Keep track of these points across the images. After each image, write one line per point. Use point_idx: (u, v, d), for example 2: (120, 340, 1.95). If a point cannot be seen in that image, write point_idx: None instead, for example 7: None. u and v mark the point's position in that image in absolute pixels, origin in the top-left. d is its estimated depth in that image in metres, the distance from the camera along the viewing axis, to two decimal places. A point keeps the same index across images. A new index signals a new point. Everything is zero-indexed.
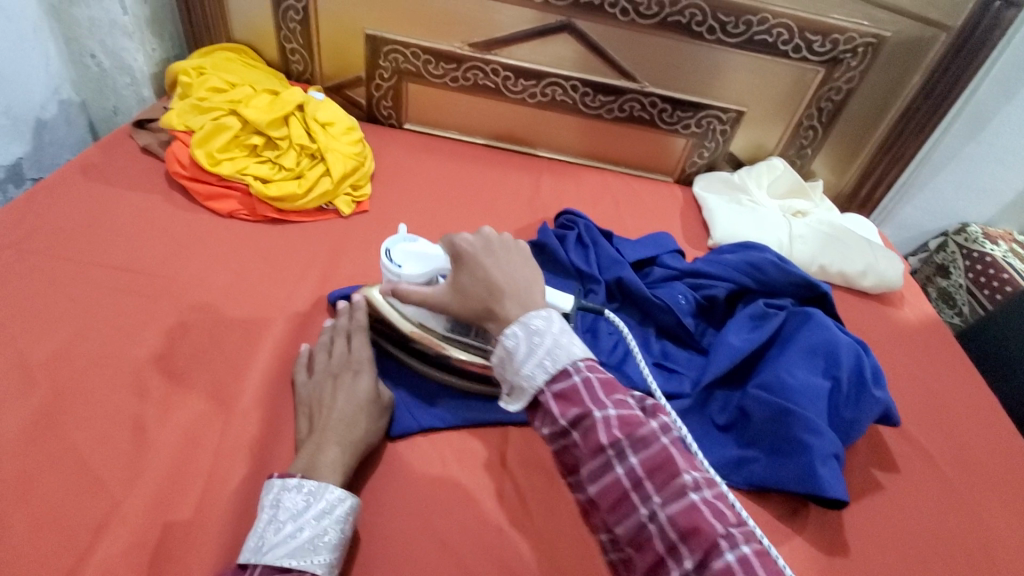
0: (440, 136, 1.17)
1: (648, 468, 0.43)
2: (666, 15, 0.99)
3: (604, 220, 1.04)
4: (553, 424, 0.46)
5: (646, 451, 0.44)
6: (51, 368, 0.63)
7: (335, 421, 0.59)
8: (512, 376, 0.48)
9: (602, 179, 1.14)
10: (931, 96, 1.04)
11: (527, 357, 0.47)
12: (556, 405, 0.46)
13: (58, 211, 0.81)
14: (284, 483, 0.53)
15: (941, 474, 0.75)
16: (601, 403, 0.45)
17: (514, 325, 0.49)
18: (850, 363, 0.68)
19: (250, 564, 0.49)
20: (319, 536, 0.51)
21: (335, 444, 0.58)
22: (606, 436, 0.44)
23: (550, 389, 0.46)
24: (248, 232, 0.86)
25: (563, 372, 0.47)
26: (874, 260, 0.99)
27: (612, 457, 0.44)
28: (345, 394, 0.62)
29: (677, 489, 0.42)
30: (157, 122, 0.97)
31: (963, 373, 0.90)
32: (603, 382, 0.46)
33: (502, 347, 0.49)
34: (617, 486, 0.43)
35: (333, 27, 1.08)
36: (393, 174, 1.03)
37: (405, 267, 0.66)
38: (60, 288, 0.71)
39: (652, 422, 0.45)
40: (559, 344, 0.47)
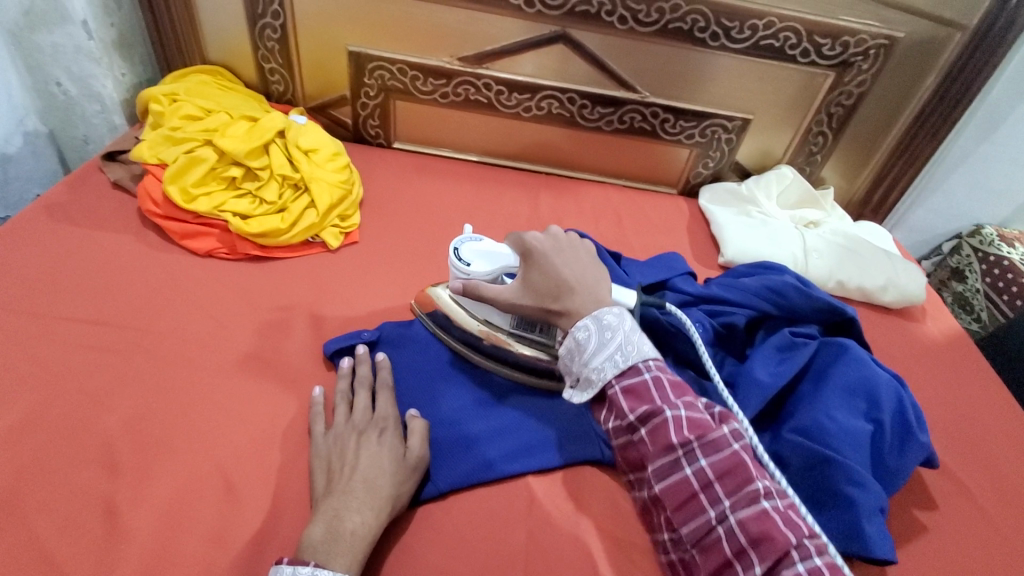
0: (431, 155, 1.11)
1: (717, 470, 0.49)
2: (667, 22, 0.94)
3: (608, 240, 0.98)
4: (622, 419, 0.54)
5: (715, 455, 0.50)
6: (9, 444, 0.57)
7: (359, 483, 0.54)
8: (581, 367, 0.57)
9: (603, 195, 1.09)
10: (945, 99, 1.00)
11: (600, 351, 0.56)
12: (627, 402, 0.54)
13: (19, 260, 0.75)
14: (296, 570, 0.46)
15: (983, 510, 0.70)
16: (670, 404, 0.52)
17: (586, 319, 0.57)
18: (890, 403, 0.63)
19: None
20: None
21: (355, 509, 0.52)
22: (676, 439, 0.51)
23: (619, 383, 0.55)
24: (229, 273, 0.79)
25: (633, 370, 0.55)
26: (894, 274, 0.93)
27: (682, 456, 0.51)
28: (369, 454, 0.57)
29: (711, 445, 0.50)
30: (128, 153, 0.91)
31: (994, 392, 0.85)
32: (671, 385, 0.54)
33: (574, 339, 0.57)
34: (685, 484, 0.50)
35: (313, 45, 1.02)
36: (383, 200, 0.97)
37: (475, 265, 0.66)
38: (22, 346, 0.65)
39: (668, 386, 0.54)
40: (629, 342, 0.56)
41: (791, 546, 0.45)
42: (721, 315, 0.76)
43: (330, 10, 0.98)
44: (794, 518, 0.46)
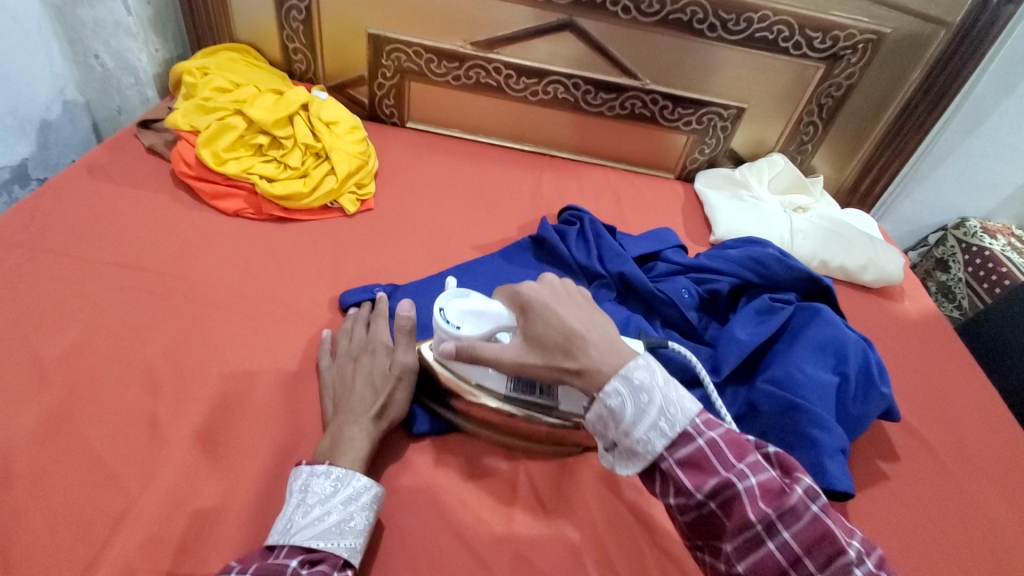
0: (441, 134, 1.18)
1: (803, 543, 0.44)
2: (667, 12, 1.00)
3: (606, 217, 1.05)
4: (688, 498, 0.47)
5: (797, 524, 0.45)
6: (63, 366, 0.64)
7: (356, 402, 0.61)
8: (620, 436, 0.49)
9: (604, 176, 1.15)
10: (929, 92, 1.05)
11: (639, 420, 0.48)
12: (687, 477, 0.47)
13: (65, 212, 0.82)
14: (312, 470, 0.55)
15: (942, 466, 0.76)
16: (737, 472, 0.46)
17: (616, 381, 0.50)
18: (856, 359, 0.70)
19: (278, 544, 0.50)
20: (346, 521, 0.52)
21: (356, 423, 0.59)
22: (754, 515, 0.45)
23: (671, 455, 0.48)
24: (254, 231, 0.86)
25: (684, 436, 0.48)
26: (875, 255, 0.99)
27: (762, 533, 0.45)
28: (365, 376, 0.64)
29: (791, 514, 0.45)
30: (162, 121, 0.98)
31: (962, 366, 0.91)
32: (728, 444, 0.48)
33: (607, 406, 0.50)
34: (770, 564, 0.45)
35: (335, 26, 1.09)
36: (396, 173, 1.04)
37: (465, 327, 0.60)
38: (71, 287, 0.72)
39: (725, 446, 0.48)
40: (669, 401, 0.49)
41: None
42: (707, 283, 0.83)
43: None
44: None
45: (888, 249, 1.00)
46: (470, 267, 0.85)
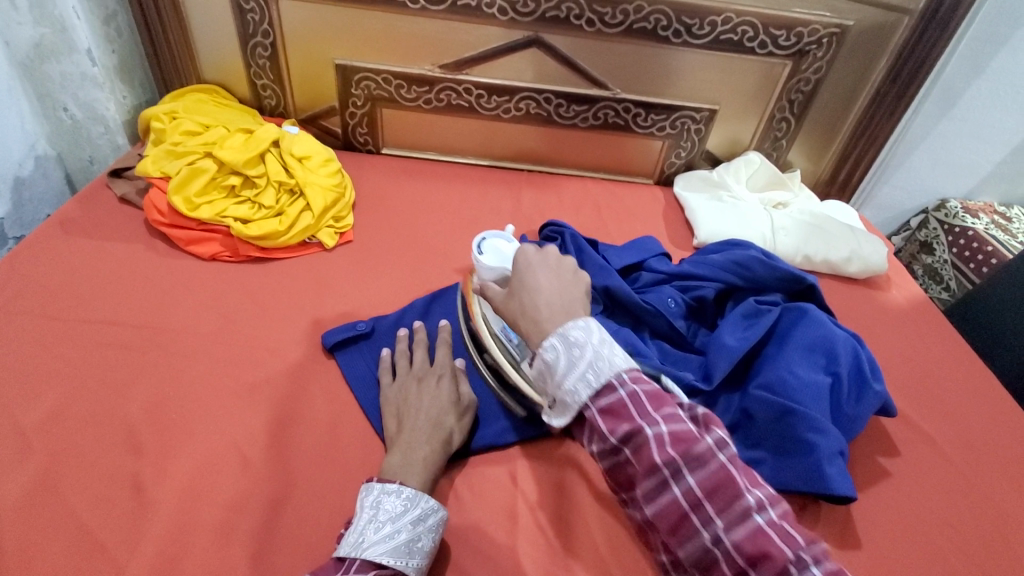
0: (417, 158, 1.18)
1: (704, 487, 0.45)
2: (631, 22, 1.00)
3: (588, 229, 1.04)
4: (603, 442, 0.49)
5: (702, 470, 0.45)
6: (43, 433, 0.62)
7: (423, 423, 0.62)
8: (554, 388, 0.52)
9: (583, 187, 1.15)
10: (897, 79, 1.06)
11: (568, 372, 0.51)
12: (605, 423, 0.49)
13: (39, 271, 0.80)
14: (383, 487, 0.56)
15: (943, 456, 0.75)
16: (651, 420, 0.47)
17: (552, 336, 0.53)
18: (846, 357, 0.69)
19: (349, 557, 0.50)
20: (414, 540, 0.52)
21: (424, 445, 0.61)
22: (660, 458, 0.46)
23: (595, 404, 0.49)
24: (233, 274, 0.85)
25: (607, 387, 0.50)
26: (857, 246, 0.99)
27: (667, 476, 0.46)
28: (430, 396, 0.65)
29: (696, 461, 0.46)
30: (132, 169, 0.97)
31: (955, 351, 0.90)
32: (650, 396, 0.49)
33: (543, 360, 0.52)
34: (675, 507, 0.46)
35: (302, 60, 1.09)
36: (374, 202, 1.03)
37: (485, 258, 0.75)
38: (48, 348, 0.71)
39: (646, 400, 0.48)
40: (600, 356, 0.50)
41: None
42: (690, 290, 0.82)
43: (316, 26, 1.04)
44: (789, 530, 0.43)
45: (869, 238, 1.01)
46: (452, 290, 0.84)
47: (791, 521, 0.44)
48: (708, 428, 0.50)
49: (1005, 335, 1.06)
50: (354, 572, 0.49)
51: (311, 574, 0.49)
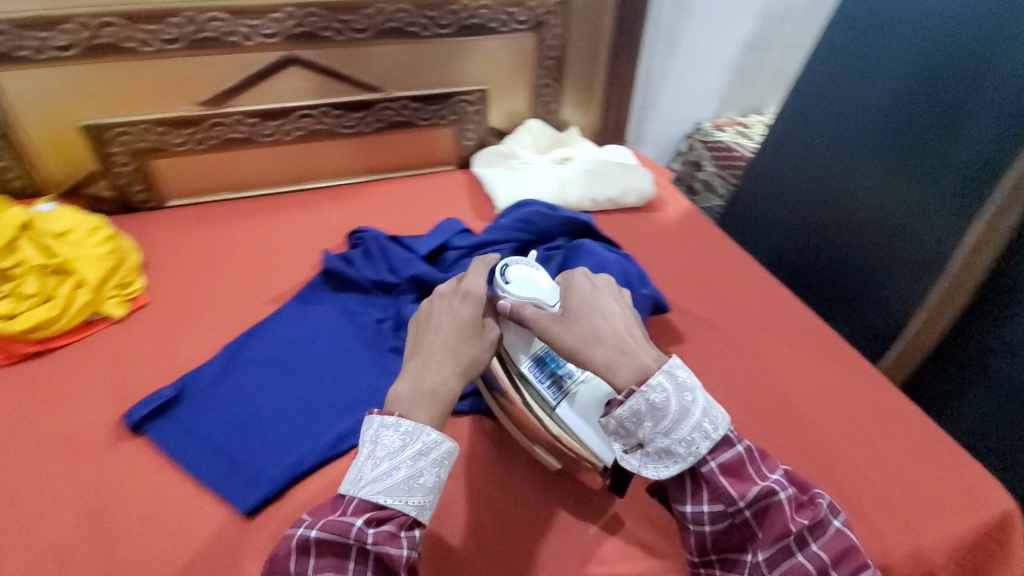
0: (209, 202, 1.12)
1: (830, 554, 0.54)
2: (379, 24, 1.05)
3: (398, 226, 1.08)
4: (728, 505, 0.55)
5: (823, 537, 0.55)
6: None
7: (433, 347, 0.64)
8: (657, 438, 0.57)
9: (386, 188, 1.18)
10: (625, 31, 1.22)
11: (683, 418, 0.57)
12: (732, 486, 0.56)
13: None
14: (382, 419, 0.58)
15: (718, 330, 0.91)
16: (777, 483, 0.56)
17: (644, 357, 0.60)
18: (619, 274, 0.80)
19: (349, 495, 0.55)
20: (416, 478, 0.55)
21: (439, 368, 0.62)
22: (793, 525, 0.54)
23: (713, 459, 0.57)
24: (11, 377, 0.77)
25: (727, 443, 0.57)
26: (629, 179, 1.14)
27: (794, 542, 0.54)
28: (450, 319, 0.67)
29: (820, 528, 0.55)
30: None
31: (719, 245, 1.08)
32: (760, 458, 0.58)
33: (651, 401, 0.57)
34: (802, 570, 0.53)
35: (40, 130, 0.99)
36: (167, 257, 0.98)
37: (515, 287, 0.71)
38: None
39: (761, 462, 0.58)
40: (710, 406, 0.58)
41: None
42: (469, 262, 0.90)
43: (47, 91, 0.95)
44: None
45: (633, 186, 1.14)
46: (263, 329, 0.83)
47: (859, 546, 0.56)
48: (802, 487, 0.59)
49: (760, 211, 1.27)
50: (350, 514, 0.53)
51: (311, 515, 0.55)
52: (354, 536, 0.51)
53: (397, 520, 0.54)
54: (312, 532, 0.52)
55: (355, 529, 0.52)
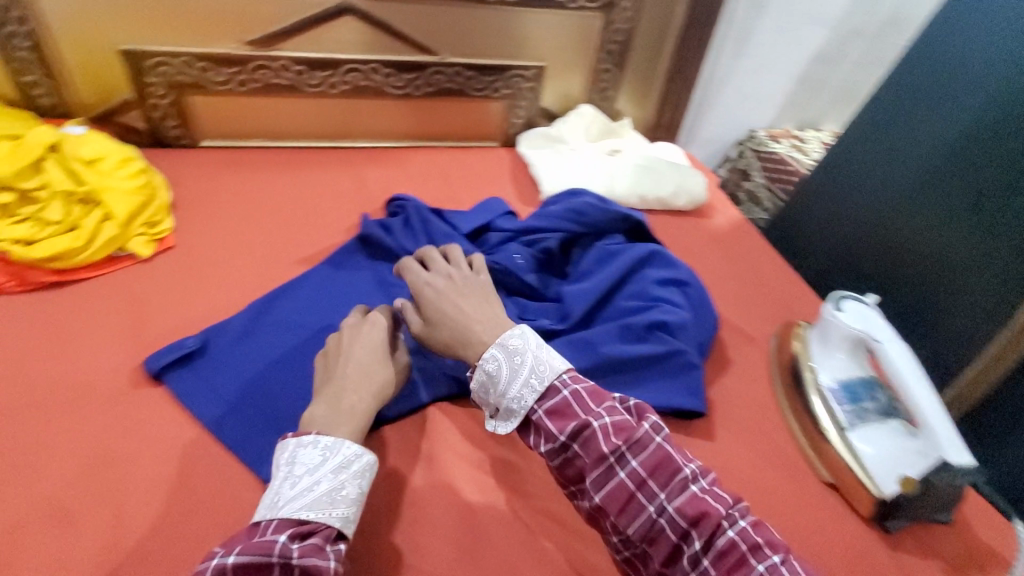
0: (535, 132, 1.23)
1: (647, 468, 0.54)
2: None
3: (685, 244, 1.07)
4: (552, 441, 0.57)
5: (642, 453, 0.55)
6: (199, 304, 0.80)
7: (836, 368, 0.77)
8: (499, 398, 0.61)
9: (699, 200, 1.15)
10: None
11: (512, 379, 0.60)
12: (553, 424, 0.57)
13: (224, 187, 1.00)
14: (298, 440, 0.56)
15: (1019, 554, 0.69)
16: (595, 414, 0.57)
17: (494, 349, 0.62)
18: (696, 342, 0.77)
19: (265, 518, 0.52)
20: (336, 490, 0.54)
21: (844, 385, 0.75)
22: (606, 446, 0.55)
23: (541, 407, 0.59)
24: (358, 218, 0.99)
25: (552, 390, 0.59)
26: (683, 181, 1.14)
27: (613, 462, 0.55)
28: (842, 356, 0.77)
29: (637, 445, 0.55)
30: (300, 114, 1.11)
31: None
32: (590, 396, 0.59)
33: (486, 371, 0.61)
34: (620, 488, 0.54)
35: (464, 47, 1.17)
36: (493, 182, 1.15)
37: (848, 321, 0.74)
38: (216, 246, 0.89)
39: (586, 397, 0.59)
40: (540, 361, 0.61)
41: (781, 554, 0.50)
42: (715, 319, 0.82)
43: (490, 25, 1.11)
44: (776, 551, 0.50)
45: (1004, 313, 0.88)
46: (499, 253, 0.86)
47: (718, 488, 0.55)
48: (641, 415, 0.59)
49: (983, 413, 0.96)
50: (272, 532, 0.50)
51: (227, 542, 0.50)
52: (278, 554, 0.48)
53: (322, 533, 0.52)
54: (231, 557, 0.47)
55: (279, 546, 0.48)
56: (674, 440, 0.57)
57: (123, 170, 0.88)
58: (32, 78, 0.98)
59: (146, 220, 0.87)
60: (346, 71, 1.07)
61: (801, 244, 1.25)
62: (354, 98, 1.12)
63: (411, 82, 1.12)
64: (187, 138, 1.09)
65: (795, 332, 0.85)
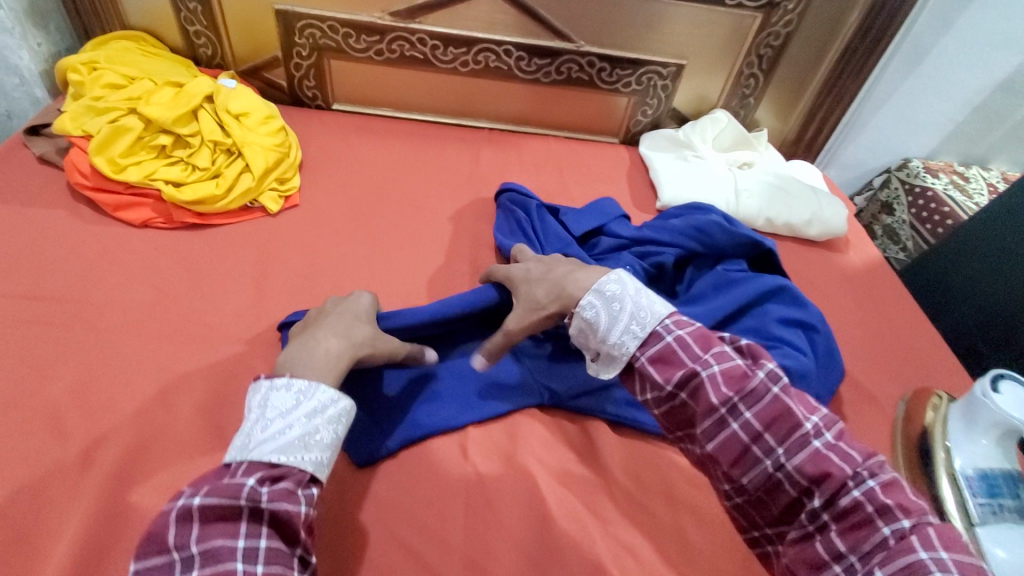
0: (659, 134, 1.17)
1: (764, 421, 0.52)
2: None
3: (809, 279, 0.97)
4: (659, 389, 0.57)
5: (756, 405, 0.53)
6: (311, 263, 0.83)
7: (976, 454, 0.67)
8: (600, 344, 0.60)
9: (834, 231, 1.04)
10: None
11: (611, 326, 0.60)
12: (658, 371, 0.57)
13: (347, 150, 1.04)
14: (270, 385, 0.54)
15: None
16: (704, 363, 0.55)
17: (590, 295, 0.62)
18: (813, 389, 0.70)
19: (236, 460, 0.49)
20: (311, 435, 0.51)
21: (981, 474, 0.66)
22: (716, 398, 0.54)
23: (643, 354, 0.58)
24: (468, 201, 0.99)
25: (654, 335, 0.59)
26: (819, 210, 1.03)
27: (726, 414, 0.53)
28: (987, 445, 0.67)
29: (750, 397, 0.53)
30: (427, 90, 1.13)
31: None
32: (696, 340, 0.58)
33: (585, 319, 0.61)
34: (734, 440, 0.53)
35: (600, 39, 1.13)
36: (607, 180, 1.10)
37: (1006, 405, 0.65)
38: (333, 208, 0.93)
39: (693, 343, 0.57)
40: (638, 307, 0.60)
41: (909, 513, 0.47)
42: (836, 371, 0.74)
43: (633, 18, 1.05)
44: (898, 499, 0.48)
45: None
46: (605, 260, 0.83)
47: (847, 443, 0.52)
48: (754, 360, 0.57)
49: None
50: (243, 474, 0.47)
51: (195, 483, 0.47)
52: (246, 498, 0.45)
53: (295, 477, 0.49)
54: (198, 500, 0.44)
55: (248, 489, 0.45)
56: (797, 390, 0.54)
57: (265, 127, 0.93)
58: (197, 28, 1.05)
59: (278, 176, 0.91)
60: (479, 51, 1.07)
61: (943, 304, 1.16)
62: (483, 78, 1.11)
63: (542, 68, 1.10)
64: (321, 100, 1.14)
65: (933, 403, 0.76)
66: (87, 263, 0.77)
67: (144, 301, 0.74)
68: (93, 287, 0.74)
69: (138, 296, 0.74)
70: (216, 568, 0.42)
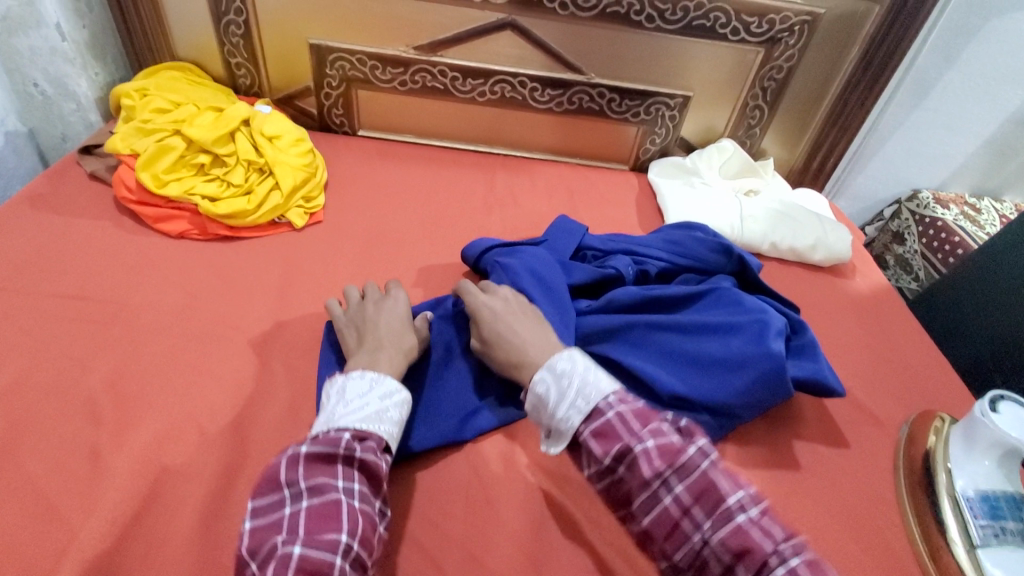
0: (667, 163, 1.21)
1: (691, 495, 0.46)
2: None
3: (814, 302, 0.99)
4: (598, 464, 0.50)
5: (687, 478, 0.47)
6: (330, 274, 0.88)
7: (976, 474, 0.68)
8: (548, 420, 0.54)
9: (838, 256, 1.06)
10: None
11: (556, 403, 0.53)
12: (597, 445, 0.50)
13: (369, 172, 1.10)
14: (346, 374, 0.59)
15: None
16: (636, 436, 0.49)
17: (541, 370, 0.56)
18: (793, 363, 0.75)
19: (322, 430, 0.53)
20: (384, 411, 0.56)
21: (982, 494, 0.66)
22: (647, 471, 0.47)
23: (587, 427, 0.51)
24: (481, 220, 1.04)
25: (597, 411, 0.51)
26: (823, 235, 1.06)
27: (658, 488, 0.47)
28: (987, 463, 0.68)
29: (681, 470, 0.47)
30: (446, 119, 1.20)
31: None
32: (636, 414, 0.50)
33: (534, 394, 0.55)
34: (666, 516, 0.46)
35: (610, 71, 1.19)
36: (615, 204, 1.14)
37: (1006, 425, 0.65)
38: (353, 225, 0.98)
39: (631, 417, 0.50)
40: (585, 382, 0.53)
41: None
42: (832, 383, 0.74)
43: (641, 51, 1.11)
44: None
45: None
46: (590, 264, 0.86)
47: (770, 517, 0.45)
48: (687, 434, 0.51)
49: None
50: (336, 435, 0.52)
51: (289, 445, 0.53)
52: (343, 449, 0.50)
53: (375, 441, 0.54)
54: (302, 450, 0.50)
55: (345, 441, 0.51)
56: (726, 463, 0.48)
57: (295, 149, 1.01)
58: (238, 60, 1.15)
59: (305, 194, 0.98)
60: (495, 82, 1.14)
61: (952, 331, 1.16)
62: (499, 108, 1.18)
63: (555, 99, 1.17)
64: (347, 126, 1.22)
65: (933, 427, 0.76)
66: (126, 268, 0.83)
67: (175, 303, 0.80)
68: (131, 289, 0.81)
69: (170, 298, 0.80)
70: (323, 499, 0.48)
